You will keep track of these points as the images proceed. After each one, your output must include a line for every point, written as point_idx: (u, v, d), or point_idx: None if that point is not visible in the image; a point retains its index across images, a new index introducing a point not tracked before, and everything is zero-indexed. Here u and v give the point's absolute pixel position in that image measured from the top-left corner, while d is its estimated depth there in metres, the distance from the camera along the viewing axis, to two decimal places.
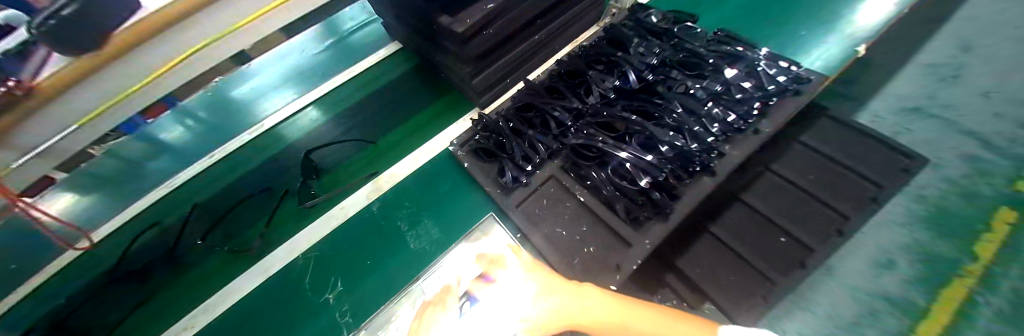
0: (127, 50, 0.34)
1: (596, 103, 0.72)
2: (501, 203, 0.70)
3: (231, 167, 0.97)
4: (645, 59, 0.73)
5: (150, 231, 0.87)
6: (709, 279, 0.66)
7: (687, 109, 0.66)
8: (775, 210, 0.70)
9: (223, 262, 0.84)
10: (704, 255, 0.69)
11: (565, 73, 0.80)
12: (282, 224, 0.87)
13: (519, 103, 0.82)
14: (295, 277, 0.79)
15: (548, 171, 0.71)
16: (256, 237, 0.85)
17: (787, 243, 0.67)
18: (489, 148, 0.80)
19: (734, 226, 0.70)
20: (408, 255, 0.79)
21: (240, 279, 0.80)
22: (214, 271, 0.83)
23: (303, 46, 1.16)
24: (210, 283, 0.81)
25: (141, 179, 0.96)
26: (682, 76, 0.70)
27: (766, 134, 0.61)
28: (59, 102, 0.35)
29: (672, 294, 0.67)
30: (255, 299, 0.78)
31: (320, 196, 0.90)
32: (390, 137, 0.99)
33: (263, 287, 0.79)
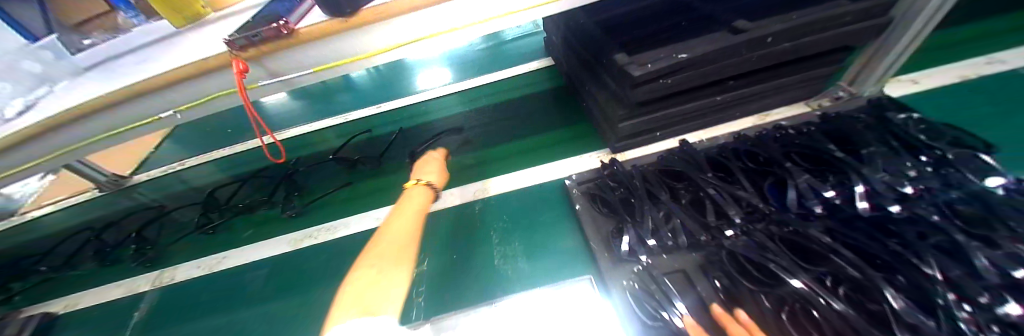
0: (366, 25, 0.44)
1: (781, 208, 0.55)
2: (606, 270, 0.59)
3: (389, 121, 1.17)
4: (879, 176, 0.54)
5: (361, 136, 1.14)
6: None
7: (943, 277, 0.42)
8: None
9: (349, 195, 0.97)
10: None
11: (745, 154, 0.65)
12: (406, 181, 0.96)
13: (669, 166, 0.69)
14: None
15: (677, 262, 0.57)
16: (400, 181, 0.96)
17: None
18: (612, 200, 0.69)
19: None
20: (486, 269, 0.72)
21: (349, 217, 0.92)
22: (336, 200, 0.97)
23: (470, 46, 1.42)
24: (331, 209, 0.96)
25: (331, 104, 1.33)
26: (949, 224, 0.47)
27: None
28: (302, 47, 0.46)
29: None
30: (348, 242, 0.86)
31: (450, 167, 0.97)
32: (513, 144, 0.98)
33: (360, 235, 0.87)
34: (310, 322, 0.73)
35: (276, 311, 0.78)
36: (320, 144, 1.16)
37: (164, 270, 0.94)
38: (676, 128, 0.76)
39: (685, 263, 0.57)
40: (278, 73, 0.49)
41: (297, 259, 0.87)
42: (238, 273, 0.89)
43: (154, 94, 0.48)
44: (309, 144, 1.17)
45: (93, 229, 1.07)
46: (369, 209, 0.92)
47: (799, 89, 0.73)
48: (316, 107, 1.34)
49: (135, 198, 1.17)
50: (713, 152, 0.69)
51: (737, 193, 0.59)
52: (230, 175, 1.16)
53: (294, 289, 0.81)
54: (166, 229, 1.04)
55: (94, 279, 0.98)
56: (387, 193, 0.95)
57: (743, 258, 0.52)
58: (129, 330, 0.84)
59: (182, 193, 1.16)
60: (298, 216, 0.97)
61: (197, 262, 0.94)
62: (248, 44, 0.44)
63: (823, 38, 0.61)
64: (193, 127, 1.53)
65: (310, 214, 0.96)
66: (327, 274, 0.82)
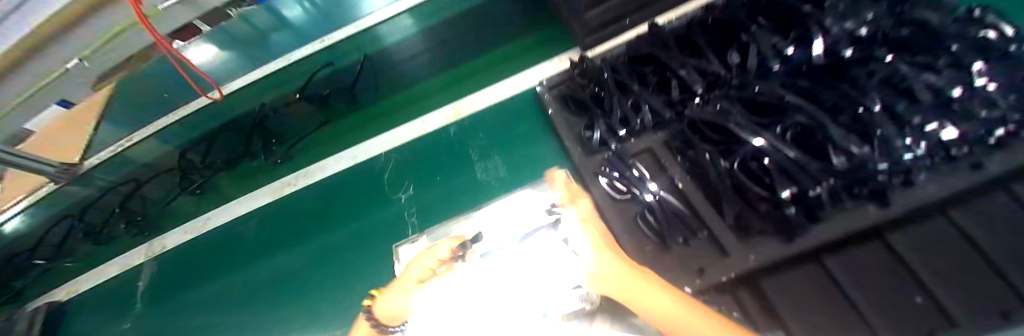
0: None
1: (744, 72, 0.56)
2: (580, 163, 0.63)
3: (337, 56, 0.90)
4: (843, 25, 0.54)
5: (327, 69, 0.91)
6: (805, 320, 0.41)
7: (884, 110, 0.46)
8: (936, 272, 0.38)
9: (330, 135, 0.96)
10: (812, 281, 0.43)
11: (712, 25, 0.64)
12: (378, 117, 0.94)
13: (637, 51, 0.67)
14: (357, 180, 0.85)
15: (645, 142, 0.60)
16: (373, 118, 0.94)
17: (920, 306, 0.38)
18: (583, 97, 0.69)
19: (860, 267, 0.41)
20: (472, 184, 0.75)
21: (337, 156, 0.92)
22: (311, 150, 0.95)
23: None
24: (310, 155, 0.94)
25: (262, 52, 0.87)
26: (899, 61, 0.49)
27: (999, 175, 0.39)
28: None
29: (732, 301, 0.45)
30: (333, 185, 0.87)
31: (424, 92, 0.94)
32: (481, 60, 0.94)
33: (345, 174, 0.87)
34: (323, 262, 0.78)
35: (281, 262, 0.81)
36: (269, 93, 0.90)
37: (155, 241, 0.97)
38: (647, 10, 0.72)
39: (653, 142, 0.59)
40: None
41: (284, 211, 0.88)
42: (228, 233, 0.90)
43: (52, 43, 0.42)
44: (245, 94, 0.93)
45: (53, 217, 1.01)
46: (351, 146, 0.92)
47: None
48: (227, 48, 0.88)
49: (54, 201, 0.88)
50: (681, 28, 0.66)
51: (702, 66, 0.59)
52: None
53: (289, 239, 0.84)
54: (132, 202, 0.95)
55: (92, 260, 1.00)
56: (365, 129, 0.94)
57: (705, 126, 0.54)
58: (141, 297, 0.88)
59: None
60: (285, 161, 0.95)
61: (185, 229, 0.96)
62: None
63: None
64: None
65: (297, 160, 0.95)
66: (325, 214, 0.84)
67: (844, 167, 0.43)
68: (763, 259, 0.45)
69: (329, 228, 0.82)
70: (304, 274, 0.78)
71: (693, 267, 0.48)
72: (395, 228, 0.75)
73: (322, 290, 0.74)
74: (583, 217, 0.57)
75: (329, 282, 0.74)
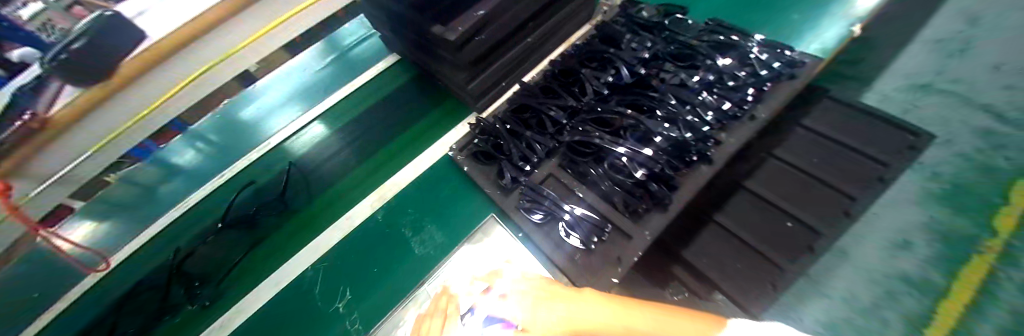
0: (134, 78, 0.43)
1: (591, 100, 0.74)
2: (502, 204, 0.72)
3: (244, 184, 0.94)
4: (636, 54, 0.76)
5: (248, 189, 0.93)
6: (715, 269, 0.68)
7: (682, 100, 0.67)
8: (778, 196, 0.72)
9: (256, 258, 0.85)
10: (710, 242, 0.71)
11: (559, 72, 0.83)
12: (295, 230, 0.89)
13: (515, 104, 0.83)
14: (288, 308, 0.78)
15: (545, 170, 0.72)
16: (288, 234, 0.88)
17: (793, 227, 0.68)
18: (488, 150, 0.81)
19: (738, 214, 0.72)
20: (412, 260, 0.79)
21: (252, 295, 0.79)
22: (217, 295, 0.81)
23: (302, 66, 1.12)
24: (221, 303, 0.80)
25: (154, 204, 0.91)
26: (674, 68, 0.72)
27: (763, 119, 0.61)
28: (76, 127, 0.43)
29: (682, 286, 0.69)
30: (260, 318, 0.77)
31: (341, 191, 0.93)
32: (394, 144, 0.99)
33: (268, 306, 0.78)
34: None
35: None
36: (182, 236, 0.87)
37: None
38: (517, 71, 0.91)
39: (551, 168, 0.72)
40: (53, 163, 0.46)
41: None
42: None
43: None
44: (139, 256, 0.85)
45: None
46: (271, 272, 0.83)
47: (584, 8, 0.93)
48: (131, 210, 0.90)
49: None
50: (541, 80, 0.85)
51: (562, 101, 0.76)
52: None
53: None
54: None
55: None
56: (280, 254, 0.86)
57: (579, 146, 0.70)
58: None
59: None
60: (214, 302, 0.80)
61: None
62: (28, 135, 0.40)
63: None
64: None
65: (219, 308, 0.79)
66: None
67: (670, 145, 0.62)
68: (672, 234, 0.73)
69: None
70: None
71: (614, 258, 0.60)
72: None
73: None
74: (515, 261, 0.69)
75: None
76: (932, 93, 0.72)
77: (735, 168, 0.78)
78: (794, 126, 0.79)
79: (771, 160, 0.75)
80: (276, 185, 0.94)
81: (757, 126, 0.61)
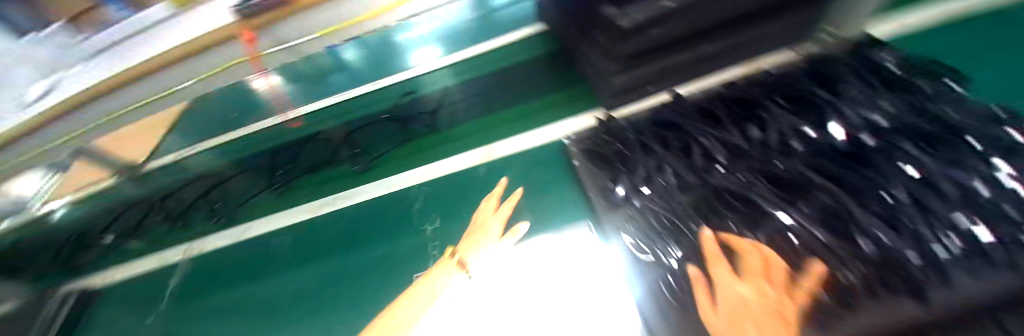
0: None
1: (765, 148, 0.59)
2: (602, 214, 0.65)
3: (388, 98, 1.17)
4: (863, 114, 0.58)
5: (406, 97, 1.16)
6: None
7: (911, 199, 0.47)
8: None
9: (389, 157, 1.05)
10: None
11: (732, 100, 0.68)
12: (410, 150, 1.05)
13: (660, 117, 0.72)
14: (389, 204, 0.93)
15: (670, 202, 0.60)
16: (405, 150, 1.05)
17: None
18: (608, 153, 0.74)
19: None
20: (488, 224, 0.75)
21: (370, 185, 1.01)
22: (348, 178, 1.05)
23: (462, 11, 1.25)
24: (346, 182, 1.05)
25: (325, 87, 1.24)
26: (920, 151, 0.51)
27: None
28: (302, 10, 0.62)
29: None
30: (376, 204, 0.96)
31: (457, 135, 1.03)
32: (513, 111, 1.02)
33: (384, 197, 0.96)
34: (352, 280, 0.82)
35: (303, 276, 0.88)
36: (343, 116, 1.19)
37: (189, 244, 1.06)
38: (670, 79, 0.79)
39: (677, 203, 0.59)
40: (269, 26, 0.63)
41: (317, 227, 0.97)
42: (264, 247, 0.99)
43: (164, 68, 0.61)
44: (310, 123, 1.19)
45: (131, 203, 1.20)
46: (389, 178, 1.00)
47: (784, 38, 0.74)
48: (308, 85, 1.24)
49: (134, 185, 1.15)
50: (703, 100, 0.71)
51: (726, 136, 0.63)
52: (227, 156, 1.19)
53: (324, 256, 0.91)
54: (184, 197, 1.14)
55: (125, 253, 1.11)
56: (405, 160, 1.03)
57: (726, 193, 0.56)
58: (167, 298, 0.97)
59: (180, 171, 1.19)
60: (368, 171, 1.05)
61: (217, 237, 1.05)
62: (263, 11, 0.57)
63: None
64: None
65: (345, 185, 1.04)
66: (360, 232, 0.92)
67: (872, 253, 0.44)
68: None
69: (352, 250, 0.89)
70: (317, 293, 0.83)
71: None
72: (415, 259, 0.77)
73: (348, 311, 0.76)
74: (585, 263, 0.62)
75: (337, 304, 0.79)
76: None
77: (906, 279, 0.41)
78: (944, 243, 0.42)
79: None
80: (425, 105, 1.13)
81: None
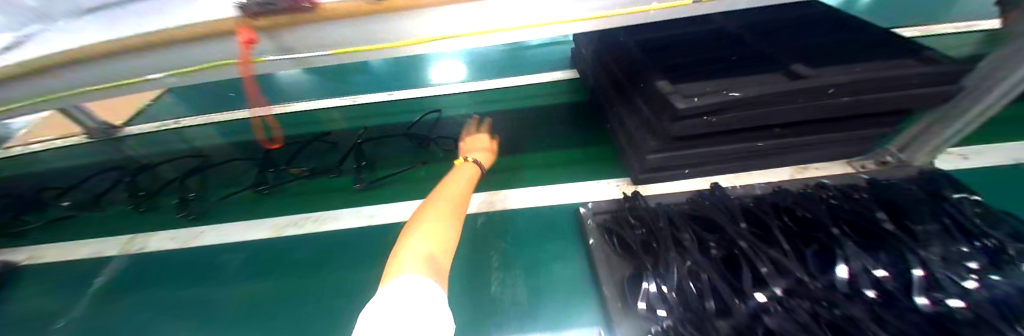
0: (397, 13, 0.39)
1: (824, 287, 0.51)
2: (619, 314, 0.55)
3: (410, 113, 1.17)
4: (954, 274, 0.50)
5: (423, 118, 1.14)
6: None
7: None
8: None
9: (393, 180, 0.97)
10: None
11: (792, 216, 0.62)
12: (412, 177, 0.97)
13: (702, 215, 0.65)
14: (363, 239, 0.84)
15: (703, 322, 0.50)
16: (405, 172, 0.98)
17: None
18: (630, 239, 0.65)
19: None
20: (485, 296, 0.66)
21: (358, 208, 0.92)
22: (341, 191, 0.97)
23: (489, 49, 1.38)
24: (334, 197, 0.96)
25: (345, 89, 1.34)
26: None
27: None
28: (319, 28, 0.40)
29: None
30: (351, 234, 0.86)
31: None
32: (535, 156, 0.94)
33: (360, 229, 0.87)
34: (293, 319, 0.70)
35: (244, 297, 0.77)
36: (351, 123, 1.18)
37: (133, 237, 0.97)
38: (708, 166, 0.72)
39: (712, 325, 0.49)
40: (289, 50, 0.42)
41: (278, 247, 0.86)
42: (213, 260, 0.87)
43: (57, 68, 0.38)
44: (317, 123, 1.20)
45: (112, 176, 1.14)
46: (379, 205, 0.92)
47: (828, 147, 0.72)
48: (331, 86, 1.36)
49: (104, 146, 1.27)
50: (756, 205, 0.65)
51: (778, 257, 0.55)
52: (234, 140, 1.21)
53: (276, 280, 0.79)
54: (162, 176, 1.13)
55: (82, 228, 1.02)
56: (407, 186, 0.95)
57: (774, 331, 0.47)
58: (91, 295, 0.85)
59: (176, 151, 1.21)
60: (369, 189, 0.96)
61: (173, 235, 0.95)
62: (263, 14, 0.37)
63: (877, 98, 0.59)
64: (200, 91, 1.55)
65: (333, 201, 0.95)
66: (325, 259, 0.82)
67: None
68: None
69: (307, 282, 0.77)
70: (255, 323, 0.71)
71: None
72: None
73: None
74: None
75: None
76: None
77: None
78: None
79: None
80: (442, 127, 1.09)
81: None
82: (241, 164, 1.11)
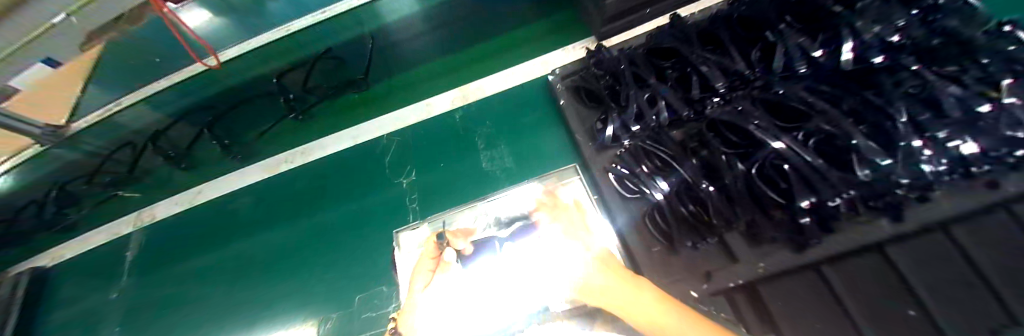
0: None
1: (762, 72, 0.56)
2: (589, 159, 0.64)
3: None
4: (875, 29, 0.54)
5: None
6: (791, 322, 0.43)
7: (914, 123, 0.46)
8: (926, 281, 0.41)
9: (390, 87, 0.92)
10: (802, 290, 0.45)
11: (736, 19, 0.64)
12: (396, 89, 0.91)
13: (658, 45, 0.66)
14: (350, 161, 0.86)
15: (663, 137, 0.58)
16: (417, 70, 0.91)
17: (914, 319, 0.40)
18: (597, 90, 0.68)
19: (859, 277, 0.44)
20: (477, 174, 0.73)
21: (345, 133, 0.90)
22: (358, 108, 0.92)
23: None
24: (332, 123, 0.92)
25: None
26: (925, 71, 0.49)
27: (1006, 195, 0.42)
28: None
29: (733, 312, 0.45)
30: (338, 159, 0.88)
31: (438, 73, 0.90)
32: (492, 42, 0.88)
33: (348, 152, 0.88)
34: (319, 244, 0.79)
35: (268, 238, 0.85)
36: (281, 58, 0.78)
37: (139, 212, 1.00)
38: (667, 3, 0.72)
39: (670, 139, 0.57)
40: None
41: (278, 185, 0.90)
42: (222, 209, 0.93)
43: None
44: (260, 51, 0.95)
45: None
46: (382, 115, 0.90)
47: None
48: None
49: None
50: (705, 23, 0.66)
51: (727, 64, 0.58)
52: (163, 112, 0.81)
53: (283, 217, 0.86)
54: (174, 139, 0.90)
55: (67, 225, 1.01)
56: (411, 92, 0.90)
57: (722, 126, 0.54)
58: (128, 269, 0.93)
59: None
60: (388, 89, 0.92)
61: (174, 199, 0.98)
62: None
63: None
64: None
65: (315, 129, 0.93)
66: (323, 187, 0.86)
67: (868, 180, 0.43)
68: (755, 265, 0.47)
69: (312, 211, 0.84)
70: (286, 258, 0.80)
71: (700, 273, 0.49)
72: (391, 213, 0.75)
73: (330, 273, 0.74)
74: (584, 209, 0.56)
75: (317, 270, 0.75)
76: None
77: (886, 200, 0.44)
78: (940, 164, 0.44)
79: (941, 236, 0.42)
80: None
81: (986, 204, 0.42)
82: (216, 108, 0.86)
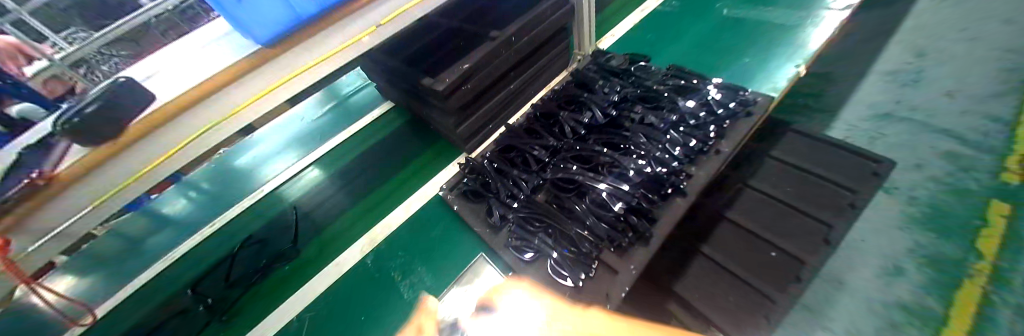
0: (141, 138, 0.38)
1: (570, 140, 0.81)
2: (491, 242, 0.76)
3: (234, 233, 0.90)
4: (608, 97, 0.86)
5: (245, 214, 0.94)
6: (708, 301, 0.65)
7: (652, 139, 0.75)
8: (761, 226, 0.72)
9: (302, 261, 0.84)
10: (704, 274, 0.69)
11: (540, 115, 0.92)
12: (308, 258, 0.85)
13: (502, 144, 0.89)
14: None
15: (531, 206, 0.75)
16: (323, 234, 0.89)
17: (778, 257, 0.67)
18: (476, 189, 0.85)
19: (725, 245, 0.72)
20: (404, 306, 0.75)
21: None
22: (266, 305, 0.78)
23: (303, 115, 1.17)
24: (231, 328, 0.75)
25: (126, 259, 0.86)
26: (645, 109, 0.81)
27: (726, 154, 0.69)
28: (79, 187, 0.37)
29: (675, 318, 0.66)
30: None
31: (342, 229, 0.89)
32: (388, 183, 0.97)
33: None
34: None
35: None
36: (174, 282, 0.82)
37: None
38: (500, 116, 0.97)
39: (535, 203, 0.75)
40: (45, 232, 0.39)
41: None
42: None
43: None
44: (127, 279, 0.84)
45: None
46: (292, 293, 0.79)
47: (555, 65, 1.03)
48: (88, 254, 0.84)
49: None
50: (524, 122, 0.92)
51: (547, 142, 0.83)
52: None
53: None
54: None
55: None
56: (331, 252, 0.86)
57: (562, 183, 0.75)
58: None
59: None
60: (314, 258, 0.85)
61: None
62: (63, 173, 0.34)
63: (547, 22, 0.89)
64: None
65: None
66: None
67: (641, 178, 0.69)
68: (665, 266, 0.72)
69: None
70: None
71: (603, 295, 0.62)
72: None
73: None
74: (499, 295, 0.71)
75: None
76: (891, 123, 0.82)
77: (714, 200, 0.80)
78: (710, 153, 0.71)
79: (749, 189, 0.78)
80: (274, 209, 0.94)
81: (723, 160, 0.69)
82: None
